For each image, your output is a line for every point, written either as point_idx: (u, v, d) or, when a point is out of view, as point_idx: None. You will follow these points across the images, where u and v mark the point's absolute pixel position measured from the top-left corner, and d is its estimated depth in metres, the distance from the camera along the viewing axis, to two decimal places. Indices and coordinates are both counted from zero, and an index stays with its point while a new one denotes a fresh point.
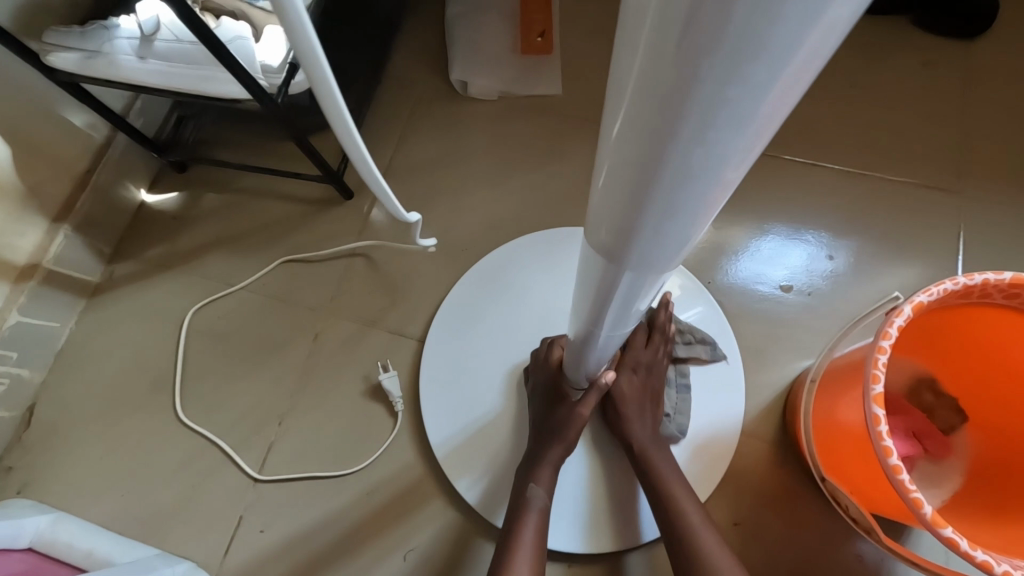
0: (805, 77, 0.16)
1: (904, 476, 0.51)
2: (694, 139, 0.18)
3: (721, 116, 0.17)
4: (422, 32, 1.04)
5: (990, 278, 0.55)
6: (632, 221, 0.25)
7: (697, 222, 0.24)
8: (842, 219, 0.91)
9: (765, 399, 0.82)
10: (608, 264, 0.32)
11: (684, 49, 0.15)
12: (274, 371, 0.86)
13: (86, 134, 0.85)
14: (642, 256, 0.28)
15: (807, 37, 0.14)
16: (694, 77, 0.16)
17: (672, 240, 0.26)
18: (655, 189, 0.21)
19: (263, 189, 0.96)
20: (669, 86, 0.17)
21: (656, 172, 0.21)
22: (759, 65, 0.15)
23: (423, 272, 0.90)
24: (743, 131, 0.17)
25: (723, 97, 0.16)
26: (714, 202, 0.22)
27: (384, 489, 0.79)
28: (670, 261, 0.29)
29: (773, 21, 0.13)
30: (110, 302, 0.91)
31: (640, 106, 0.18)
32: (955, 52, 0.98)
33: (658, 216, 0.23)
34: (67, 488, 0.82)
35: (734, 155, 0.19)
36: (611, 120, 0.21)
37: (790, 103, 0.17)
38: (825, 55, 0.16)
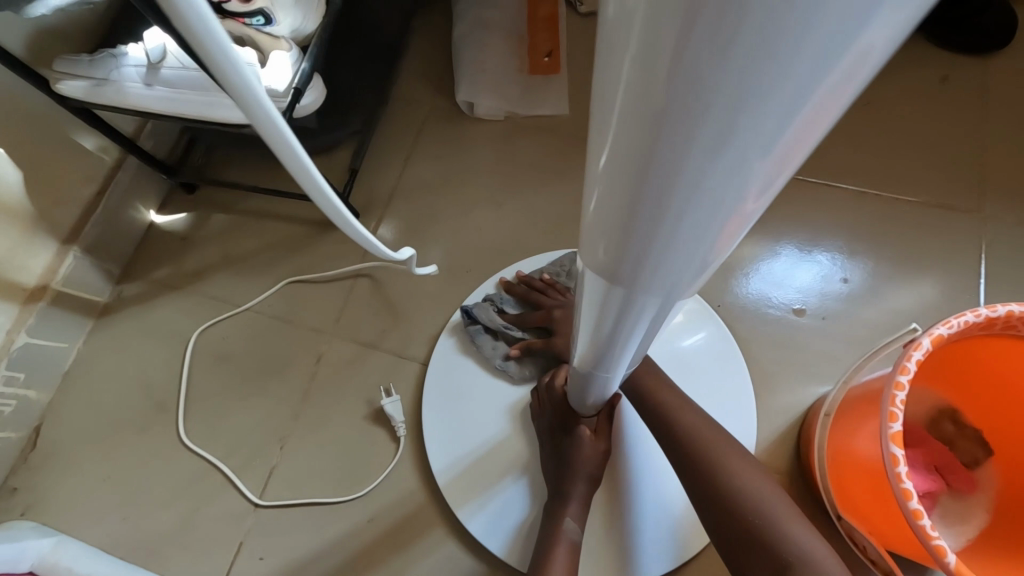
0: (843, 98, 0.14)
1: (925, 521, 0.47)
2: (707, 163, 0.16)
3: (739, 138, 0.15)
4: (428, 53, 1.05)
5: (1015, 310, 0.51)
6: (636, 246, 0.22)
7: (710, 247, 0.22)
8: (857, 239, 0.88)
9: (778, 427, 0.78)
10: (610, 286, 0.30)
11: (693, 65, 0.13)
12: (277, 392, 0.85)
13: (97, 157, 0.87)
14: (648, 282, 0.26)
15: (851, 50, 0.12)
16: (706, 89, 0.14)
17: (682, 265, 0.23)
18: (663, 217, 0.19)
19: (270, 210, 0.97)
20: (675, 106, 0.15)
21: (659, 194, 0.18)
22: (786, 80, 0.13)
23: (426, 294, 0.90)
24: (762, 151, 0.15)
25: (742, 110, 0.14)
26: (729, 227, 0.20)
27: (383, 516, 0.78)
28: (682, 286, 0.27)
29: (811, 27, 0.11)
30: (118, 322, 0.92)
31: (639, 124, 0.16)
32: (976, 66, 0.94)
33: (665, 242, 0.21)
34: (70, 510, 0.82)
35: (756, 180, 0.17)
36: (603, 140, 0.20)
37: (825, 124, 0.15)
38: (871, 75, 0.14)
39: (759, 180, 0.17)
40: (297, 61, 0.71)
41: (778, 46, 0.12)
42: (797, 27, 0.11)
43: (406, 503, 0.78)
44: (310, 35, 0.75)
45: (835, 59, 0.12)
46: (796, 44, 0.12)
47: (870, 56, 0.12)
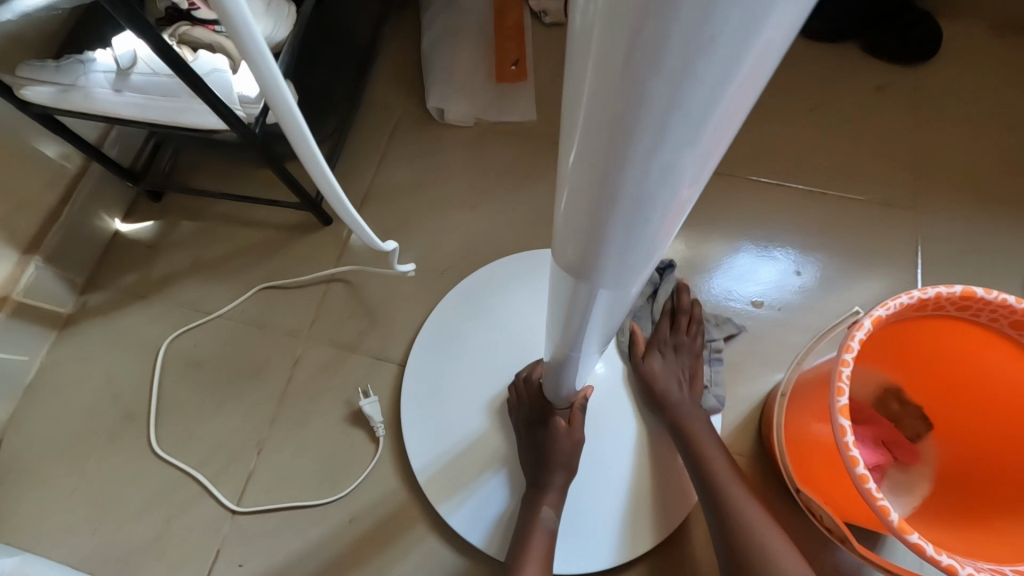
0: (741, 106, 0.17)
1: (870, 484, 0.51)
2: (646, 166, 0.19)
3: (669, 147, 0.17)
4: (399, 61, 1.07)
5: (943, 292, 0.56)
6: (597, 240, 0.25)
7: (658, 239, 0.25)
8: (808, 236, 0.94)
9: (741, 413, 0.83)
10: (580, 283, 0.33)
11: (625, 92, 0.16)
12: (252, 398, 0.85)
13: (59, 165, 0.85)
14: (611, 273, 0.29)
15: (739, 77, 0.14)
16: (640, 107, 0.16)
17: (637, 256, 0.26)
18: (616, 211, 0.22)
19: (241, 216, 0.96)
20: (617, 123, 0.17)
21: (612, 198, 0.21)
22: (697, 102, 0.15)
23: (402, 296, 0.91)
24: (688, 154, 0.18)
25: (671, 124, 0.16)
26: (672, 215, 0.23)
27: (364, 517, 0.78)
28: (641, 271, 0.29)
29: (705, 66, 0.14)
30: (82, 333, 0.89)
31: (592, 135, 0.19)
32: (910, 76, 1.02)
33: (621, 234, 0.24)
34: (34, 528, 0.79)
35: (686, 176, 0.20)
36: (568, 147, 0.22)
37: (734, 124, 0.18)
38: (759, 86, 0.16)
39: (691, 183, 0.20)
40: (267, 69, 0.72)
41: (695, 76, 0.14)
42: (707, 66, 0.14)
43: (387, 503, 0.79)
44: (281, 42, 0.76)
45: (736, 84, 0.15)
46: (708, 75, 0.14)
47: (758, 76, 0.15)
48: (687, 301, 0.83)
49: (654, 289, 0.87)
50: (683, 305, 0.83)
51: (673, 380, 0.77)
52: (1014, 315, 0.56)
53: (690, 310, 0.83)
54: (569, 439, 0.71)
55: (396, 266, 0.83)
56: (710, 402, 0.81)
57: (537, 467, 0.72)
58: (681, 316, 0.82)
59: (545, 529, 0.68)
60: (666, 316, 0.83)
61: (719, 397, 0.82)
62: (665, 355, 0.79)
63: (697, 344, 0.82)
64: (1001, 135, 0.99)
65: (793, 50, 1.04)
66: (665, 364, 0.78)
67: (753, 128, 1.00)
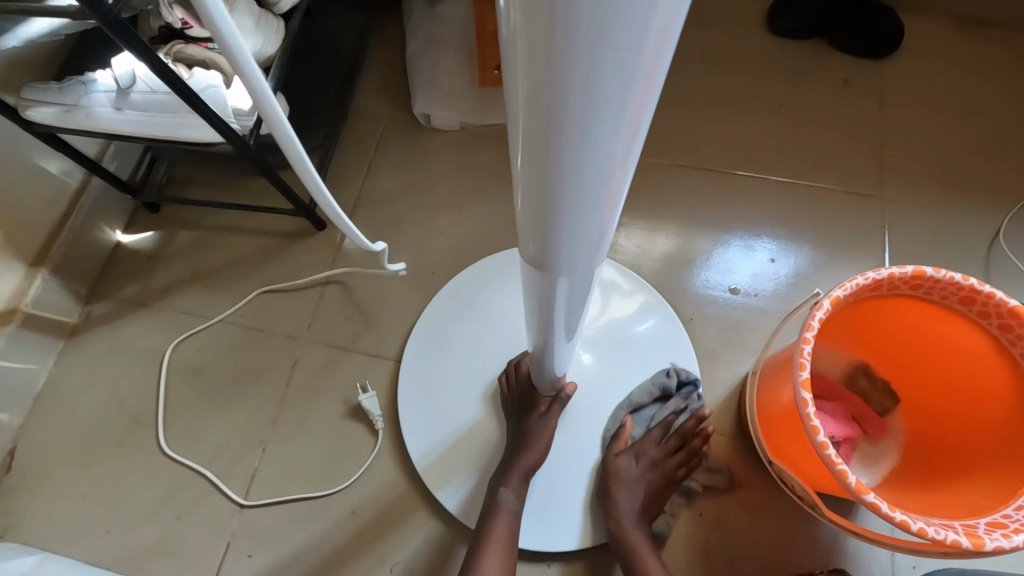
0: (646, 104, 0.21)
1: (830, 451, 0.56)
2: (578, 158, 0.23)
3: (592, 140, 0.22)
4: (385, 70, 1.11)
5: (895, 273, 0.61)
6: (551, 228, 0.29)
7: (602, 223, 0.29)
8: (781, 225, 0.99)
9: (722, 395, 0.87)
10: (544, 274, 0.37)
11: (548, 99, 0.20)
12: (256, 398, 0.89)
13: (61, 180, 0.88)
14: (568, 257, 0.33)
15: (632, 82, 0.19)
16: (562, 111, 0.20)
17: (587, 242, 0.31)
18: (562, 200, 0.26)
19: (238, 224, 1.00)
20: (548, 125, 0.22)
21: (555, 188, 0.25)
22: (605, 104, 0.20)
23: (395, 296, 0.95)
24: (609, 145, 0.22)
25: (589, 122, 0.21)
26: (609, 200, 0.27)
27: (366, 506, 0.82)
28: (595, 253, 0.34)
29: (603, 76, 0.18)
30: (89, 341, 0.93)
31: (532, 136, 0.23)
32: (874, 69, 1.07)
33: (569, 219, 0.28)
34: (50, 529, 0.83)
35: (613, 164, 0.24)
36: (516, 150, 0.26)
37: (644, 119, 0.22)
38: (656, 87, 0.21)
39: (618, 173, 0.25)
40: None
41: (598, 86, 0.19)
42: (605, 77, 0.18)
43: (389, 493, 0.83)
44: (272, 57, 0.79)
45: (632, 88, 0.19)
46: (608, 83, 0.19)
47: (650, 80, 0.20)
48: (691, 428, 0.78)
49: (664, 393, 0.82)
50: (685, 432, 0.78)
51: (633, 491, 0.75)
52: (963, 291, 0.60)
53: (692, 437, 0.78)
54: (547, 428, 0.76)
55: (388, 266, 0.88)
56: (659, 526, 0.78)
57: (512, 451, 0.76)
58: (675, 440, 0.78)
59: (507, 513, 0.71)
60: (661, 426, 0.80)
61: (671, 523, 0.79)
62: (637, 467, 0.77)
63: (678, 475, 0.78)
64: (965, 123, 1.04)
65: (762, 48, 1.08)
66: (634, 470, 0.77)
67: (728, 124, 1.04)
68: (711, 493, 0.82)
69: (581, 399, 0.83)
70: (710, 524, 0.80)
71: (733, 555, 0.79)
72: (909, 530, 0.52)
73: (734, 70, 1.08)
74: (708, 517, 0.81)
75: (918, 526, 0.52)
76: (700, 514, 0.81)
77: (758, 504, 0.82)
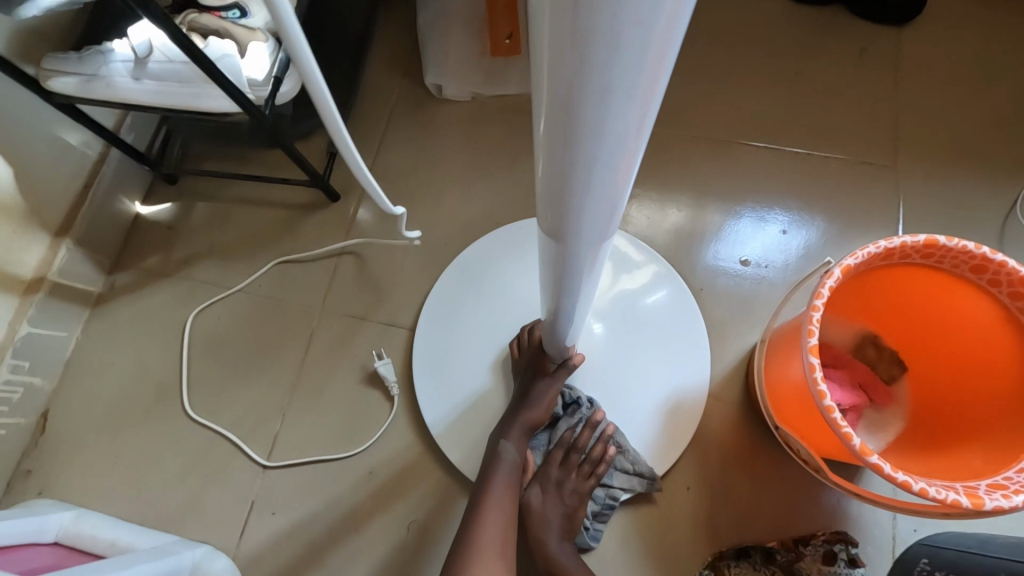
0: (659, 81, 0.22)
1: (836, 414, 0.57)
2: (592, 130, 0.24)
3: (606, 113, 0.23)
4: (396, 40, 1.10)
5: (907, 241, 0.61)
6: (565, 196, 0.30)
7: (616, 196, 0.31)
8: (793, 197, 0.98)
9: (730, 365, 0.89)
10: (557, 242, 0.38)
11: (566, 73, 0.21)
12: (275, 365, 0.92)
13: (81, 152, 0.90)
14: (580, 226, 0.34)
15: (646, 58, 0.20)
16: (579, 84, 0.21)
17: (598, 214, 0.32)
18: (576, 171, 0.27)
19: (254, 195, 1.01)
20: (565, 97, 0.23)
21: (570, 157, 0.27)
22: (619, 79, 0.21)
23: (409, 266, 0.96)
24: (621, 119, 0.23)
25: (604, 96, 0.22)
26: (621, 172, 0.28)
27: (383, 468, 0.85)
28: (606, 224, 0.35)
29: (618, 52, 0.19)
30: (113, 310, 0.96)
31: (550, 107, 0.24)
32: (894, 36, 1.05)
33: (581, 190, 0.29)
34: (85, 488, 0.87)
35: (625, 138, 0.25)
36: (537, 119, 0.27)
37: (656, 94, 0.23)
38: (668, 65, 0.22)
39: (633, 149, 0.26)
40: (274, 51, 0.75)
41: (613, 61, 0.20)
42: (619, 53, 0.19)
43: (405, 456, 0.86)
44: None
45: (646, 63, 0.20)
46: (622, 60, 0.20)
47: (663, 58, 0.20)
48: (569, 438, 0.80)
49: (552, 418, 0.83)
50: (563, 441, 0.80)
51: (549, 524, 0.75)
52: (975, 260, 0.61)
53: (590, 450, 0.80)
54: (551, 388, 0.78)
55: (406, 232, 0.83)
56: (584, 539, 0.79)
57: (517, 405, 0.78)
58: (569, 454, 0.80)
59: (509, 463, 0.72)
60: (559, 448, 0.80)
61: (597, 534, 0.80)
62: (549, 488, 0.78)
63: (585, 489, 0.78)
64: (986, 93, 1.01)
65: (779, 15, 1.06)
66: (545, 501, 0.77)
67: (743, 94, 1.03)
68: (717, 459, 0.84)
69: (591, 368, 0.85)
70: (716, 488, 0.83)
71: (737, 517, 0.82)
72: (911, 490, 0.53)
73: (750, 38, 1.06)
74: (714, 481, 0.83)
75: (919, 486, 0.53)
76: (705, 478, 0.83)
77: (763, 469, 0.84)
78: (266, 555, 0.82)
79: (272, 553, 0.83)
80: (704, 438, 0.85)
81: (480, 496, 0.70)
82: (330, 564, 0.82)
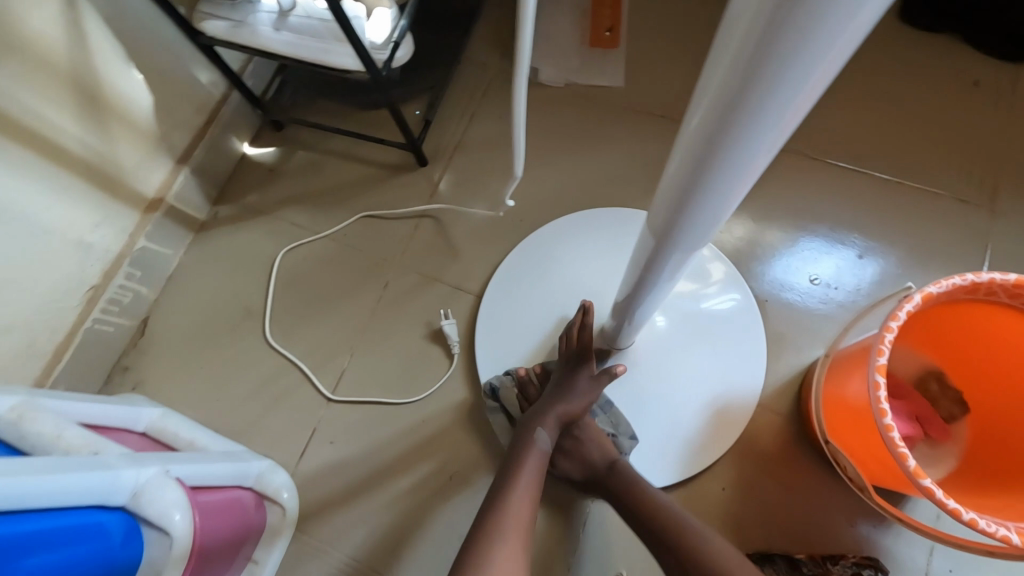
0: (807, 102, 0.29)
1: (895, 434, 0.58)
2: (744, 128, 0.31)
3: (759, 117, 0.30)
4: (500, 21, 1.15)
5: (997, 278, 0.61)
6: (700, 177, 0.38)
7: (741, 186, 0.39)
8: (874, 223, 0.97)
9: (783, 378, 0.89)
10: (672, 223, 0.47)
11: (741, 83, 0.29)
12: (349, 308, 0.99)
13: (208, 90, 0.99)
14: (699, 208, 0.42)
15: (808, 82, 0.27)
16: (747, 93, 0.29)
17: (722, 199, 0.40)
18: (718, 158, 0.35)
19: (350, 151, 1.09)
20: (731, 99, 0.30)
21: (717, 148, 0.34)
22: (781, 96, 0.28)
23: (483, 236, 1.01)
24: (772, 124, 0.31)
25: (765, 105, 0.29)
26: (753, 166, 0.36)
27: (435, 418, 0.91)
28: (719, 212, 0.43)
29: (789, 75, 0.27)
30: (214, 237, 1.05)
31: (715, 106, 0.32)
32: (1009, 72, 1.01)
33: (716, 173, 0.37)
34: (172, 390, 0.97)
35: (767, 140, 0.32)
36: (695, 113, 0.36)
37: (801, 112, 0.30)
38: (819, 91, 0.29)
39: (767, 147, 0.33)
40: (396, 18, 0.80)
41: (783, 81, 0.27)
42: (788, 77, 0.27)
43: (457, 410, 0.91)
44: None
45: (804, 87, 0.28)
46: (787, 83, 0.27)
47: (819, 84, 0.28)
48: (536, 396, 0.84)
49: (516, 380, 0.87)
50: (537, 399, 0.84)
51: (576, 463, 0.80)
52: None
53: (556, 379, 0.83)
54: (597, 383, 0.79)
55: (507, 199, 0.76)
56: (624, 447, 0.82)
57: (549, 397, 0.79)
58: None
59: (540, 453, 0.73)
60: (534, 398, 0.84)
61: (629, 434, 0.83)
62: (573, 443, 0.81)
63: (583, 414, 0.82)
64: None
65: (888, 38, 1.04)
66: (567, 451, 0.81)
67: (837, 112, 1.01)
68: (756, 466, 0.85)
69: (646, 358, 0.88)
70: (750, 493, 0.84)
71: (766, 525, 0.83)
72: (961, 518, 0.54)
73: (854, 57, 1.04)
74: (749, 486, 0.85)
75: (970, 516, 0.54)
76: (741, 482, 0.85)
77: (801, 483, 0.84)
78: (320, 478, 0.90)
79: (325, 477, 0.90)
80: (746, 443, 0.86)
81: (510, 474, 0.71)
82: (377, 495, 0.88)
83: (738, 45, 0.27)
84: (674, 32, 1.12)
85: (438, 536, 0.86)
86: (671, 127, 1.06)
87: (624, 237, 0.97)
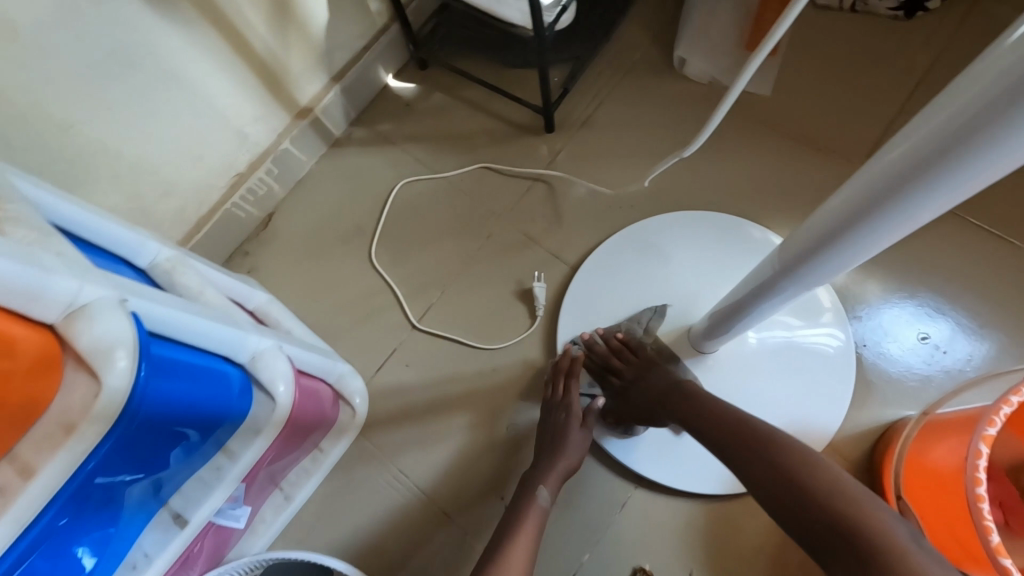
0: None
1: (984, 505, 0.56)
2: (965, 156, 0.37)
3: (985, 149, 0.36)
4: (655, 8, 1.15)
5: None
6: (899, 192, 0.44)
7: (936, 204, 0.44)
8: (998, 295, 0.93)
9: (860, 426, 0.88)
10: (846, 229, 0.53)
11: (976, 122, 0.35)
12: (451, 249, 1.04)
13: (374, 18, 1.06)
14: (887, 217, 0.48)
15: None
16: (981, 129, 0.35)
17: (913, 212, 0.46)
18: (928, 178, 0.41)
19: (483, 103, 1.13)
20: (960, 132, 0.36)
21: (929, 170, 0.41)
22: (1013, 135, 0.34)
23: (591, 213, 1.03)
24: (996, 155, 0.37)
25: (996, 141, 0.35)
26: (955, 189, 0.42)
27: (506, 370, 0.96)
28: (901, 223, 0.48)
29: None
30: (344, 155, 1.13)
31: (938, 136, 0.38)
32: None
33: (921, 189, 0.43)
34: (279, 283, 1.06)
35: (984, 168, 0.38)
36: (908, 137, 0.42)
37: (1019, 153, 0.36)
38: None
39: (952, 195, 0.43)
40: None
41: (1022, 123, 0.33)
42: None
43: (528, 369, 0.95)
44: None
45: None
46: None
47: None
48: (604, 349, 0.88)
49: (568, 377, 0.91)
50: (605, 355, 0.88)
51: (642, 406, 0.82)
52: None
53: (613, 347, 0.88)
54: (581, 438, 0.81)
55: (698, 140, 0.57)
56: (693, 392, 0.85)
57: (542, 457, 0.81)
58: (613, 361, 0.87)
59: (539, 509, 0.74)
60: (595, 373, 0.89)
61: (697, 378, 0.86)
62: (636, 386, 0.83)
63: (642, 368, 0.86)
64: None
65: None
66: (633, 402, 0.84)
67: None
68: None
69: (726, 369, 0.88)
70: None
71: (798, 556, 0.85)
72: None
73: None
74: None
75: None
76: None
77: None
78: (391, 395, 0.97)
79: (395, 395, 0.97)
80: None
81: (509, 530, 0.71)
82: (438, 424, 0.95)
83: (942, 122, 0.37)
84: (832, 58, 1.09)
85: (484, 476, 0.91)
86: (805, 152, 1.04)
87: (733, 248, 0.97)
